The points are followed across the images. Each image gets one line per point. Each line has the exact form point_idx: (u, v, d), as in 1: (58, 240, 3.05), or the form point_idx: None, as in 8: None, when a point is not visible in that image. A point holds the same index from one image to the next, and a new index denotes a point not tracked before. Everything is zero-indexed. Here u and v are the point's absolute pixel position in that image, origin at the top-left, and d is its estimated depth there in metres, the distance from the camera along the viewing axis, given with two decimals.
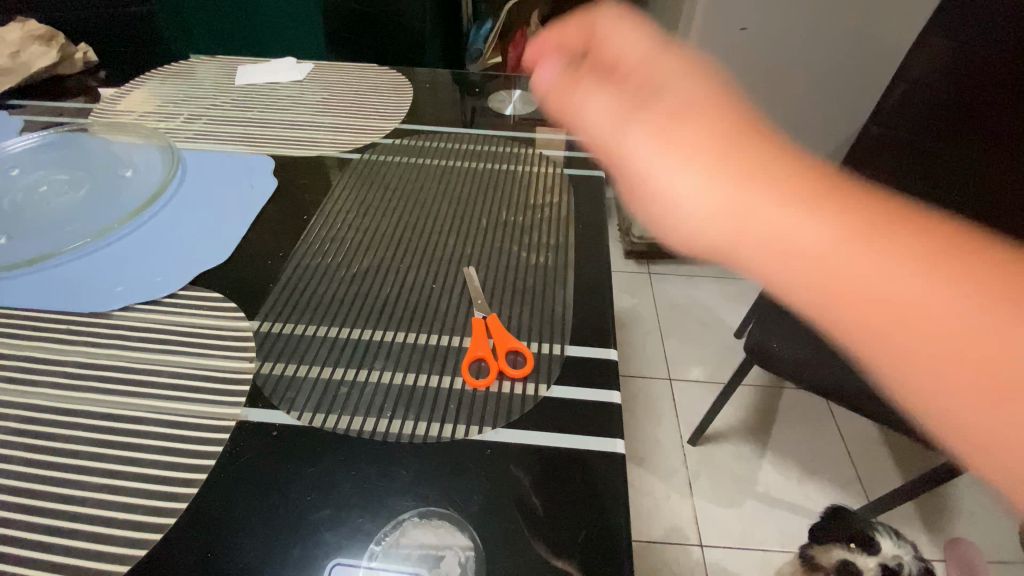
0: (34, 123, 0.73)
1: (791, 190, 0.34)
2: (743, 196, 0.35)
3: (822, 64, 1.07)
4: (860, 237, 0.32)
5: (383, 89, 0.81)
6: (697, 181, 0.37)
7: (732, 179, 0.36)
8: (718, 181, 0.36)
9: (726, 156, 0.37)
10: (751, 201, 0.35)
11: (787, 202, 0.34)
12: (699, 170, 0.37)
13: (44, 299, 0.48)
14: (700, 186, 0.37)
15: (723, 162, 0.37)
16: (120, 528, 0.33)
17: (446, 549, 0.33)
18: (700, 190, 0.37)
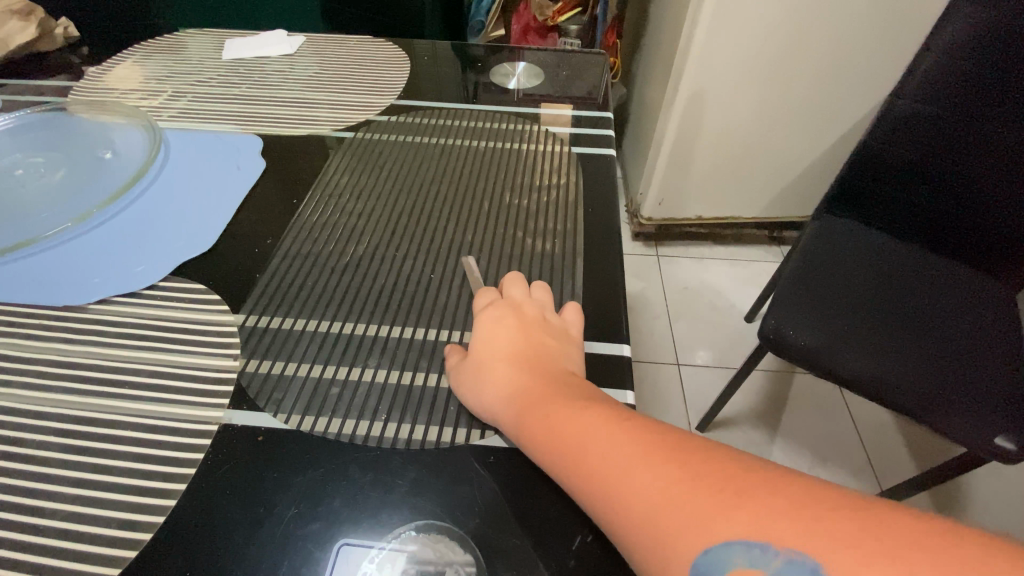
0: (12, 102, 0.69)
1: (542, 418, 0.33)
2: (515, 419, 0.34)
3: (844, 33, 1.01)
4: (605, 466, 0.29)
5: (379, 63, 0.76)
6: (480, 395, 0.36)
7: (505, 395, 0.35)
8: (500, 400, 0.35)
9: (501, 371, 0.37)
10: (517, 431, 0.33)
11: (539, 430, 0.33)
12: (475, 381, 0.37)
13: (18, 292, 0.45)
14: (478, 401, 0.36)
15: (503, 371, 0.36)
16: (93, 545, 0.30)
17: (446, 568, 0.30)
18: (485, 405, 0.36)
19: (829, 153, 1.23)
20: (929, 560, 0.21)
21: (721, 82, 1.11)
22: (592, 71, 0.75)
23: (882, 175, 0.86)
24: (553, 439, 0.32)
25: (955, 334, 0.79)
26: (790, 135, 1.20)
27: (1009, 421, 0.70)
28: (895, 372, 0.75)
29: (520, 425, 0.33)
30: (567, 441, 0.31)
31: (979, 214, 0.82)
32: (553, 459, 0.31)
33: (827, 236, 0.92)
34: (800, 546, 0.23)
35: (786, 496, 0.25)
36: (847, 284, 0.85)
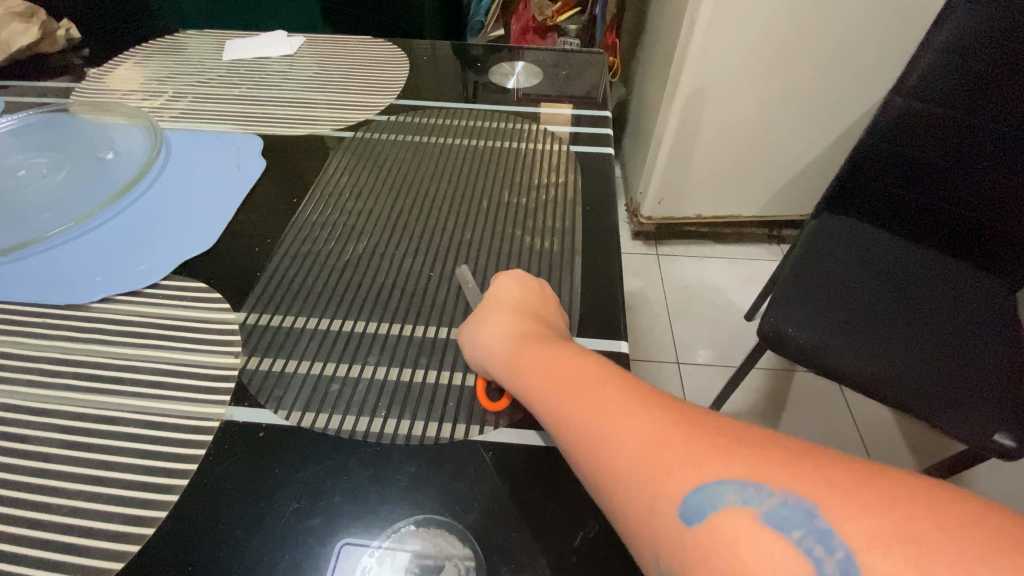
0: (15, 103, 0.70)
1: (543, 358, 0.35)
2: (516, 356, 0.36)
3: (842, 32, 1.01)
4: (601, 403, 0.30)
5: (379, 63, 0.76)
6: (489, 334, 0.38)
7: (512, 335, 0.37)
8: (507, 338, 0.37)
9: (510, 316, 0.39)
10: (517, 366, 0.35)
11: (539, 368, 0.34)
12: (487, 321, 0.39)
13: (22, 291, 0.45)
14: (487, 339, 0.38)
15: (503, 318, 0.39)
16: (97, 539, 0.31)
17: (445, 560, 0.30)
18: (493, 345, 0.37)
19: (828, 152, 1.23)
20: (929, 509, 0.21)
21: (720, 80, 1.11)
22: (592, 70, 0.75)
23: (881, 173, 0.86)
24: (552, 376, 0.33)
25: (952, 331, 0.79)
26: (789, 134, 1.20)
27: (1006, 417, 0.70)
28: (893, 369, 0.75)
29: (522, 360, 0.35)
30: (566, 380, 0.32)
31: (979, 212, 0.82)
32: (550, 393, 0.32)
33: (826, 233, 0.92)
34: (799, 491, 0.23)
35: (781, 451, 0.25)
36: (845, 282, 0.85)
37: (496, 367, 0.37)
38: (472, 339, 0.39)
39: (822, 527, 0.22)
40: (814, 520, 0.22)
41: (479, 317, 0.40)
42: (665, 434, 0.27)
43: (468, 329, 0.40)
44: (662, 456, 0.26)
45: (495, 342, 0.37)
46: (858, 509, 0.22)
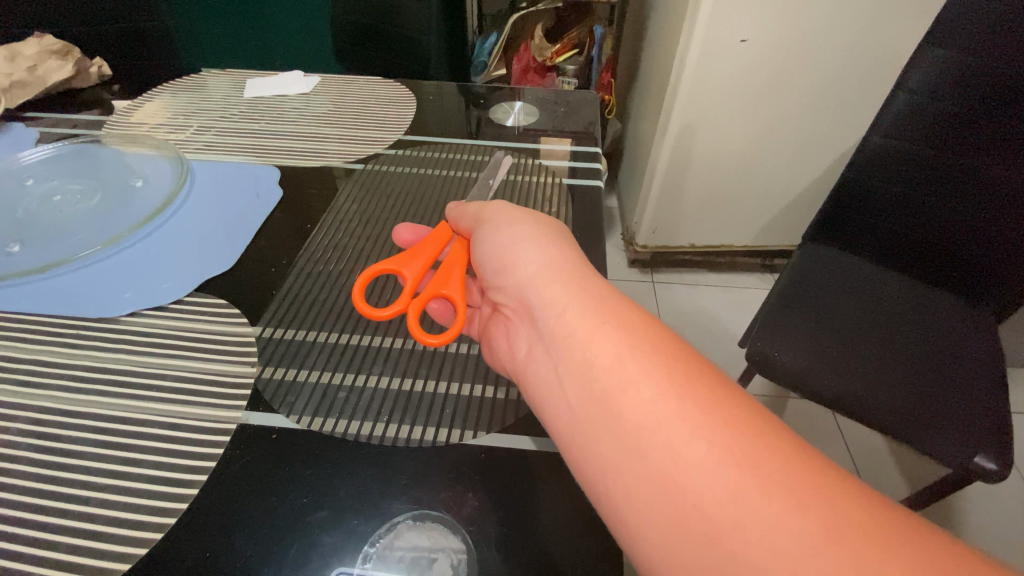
0: (50, 134, 0.75)
1: (610, 311, 0.36)
2: (582, 297, 0.37)
3: (822, 74, 1.08)
4: (671, 372, 0.32)
5: (389, 101, 0.82)
6: (549, 272, 0.39)
7: (580, 276, 0.39)
8: (567, 272, 0.39)
9: (574, 259, 0.41)
10: (586, 304, 0.36)
11: (608, 315, 0.35)
12: (551, 256, 0.41)
13: (56, 305, 0.49)
14: (546, 296, 0.38)
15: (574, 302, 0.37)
16: (123, 528, 0.34)
17: (438, 552, 0.33)
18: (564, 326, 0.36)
19: (816, 185, 1.28)
20: None
21: (709, 117, 1.18)
22: (587, 109, 0.81)
23: (860, 205, 0.91)
24: (622, 327, 0.34)
25: (933, 359, 0.82)
26: (776, 168, 1.26)
27: (987, 440, 0.72)
28: (875, 392, 0.78)
29: (590, 301, 0.37)
30: (635, 335, 0.34)
31: (955, 243, 0.86)
32: (617, 337, 0.34)
33: (810, 262, 0.96)
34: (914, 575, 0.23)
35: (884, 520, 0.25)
36: (829, 308, 0.89)
37: (556, 296, 0.38)
38: (523, 258, 0.41)
39: None
40: None
41: (543, 248, 0.42)
42: (735, 423, 0.29)
43: (529, 253, 0.41)
44: (734, 444, 0.28)
45: (556, 273, 0.39)
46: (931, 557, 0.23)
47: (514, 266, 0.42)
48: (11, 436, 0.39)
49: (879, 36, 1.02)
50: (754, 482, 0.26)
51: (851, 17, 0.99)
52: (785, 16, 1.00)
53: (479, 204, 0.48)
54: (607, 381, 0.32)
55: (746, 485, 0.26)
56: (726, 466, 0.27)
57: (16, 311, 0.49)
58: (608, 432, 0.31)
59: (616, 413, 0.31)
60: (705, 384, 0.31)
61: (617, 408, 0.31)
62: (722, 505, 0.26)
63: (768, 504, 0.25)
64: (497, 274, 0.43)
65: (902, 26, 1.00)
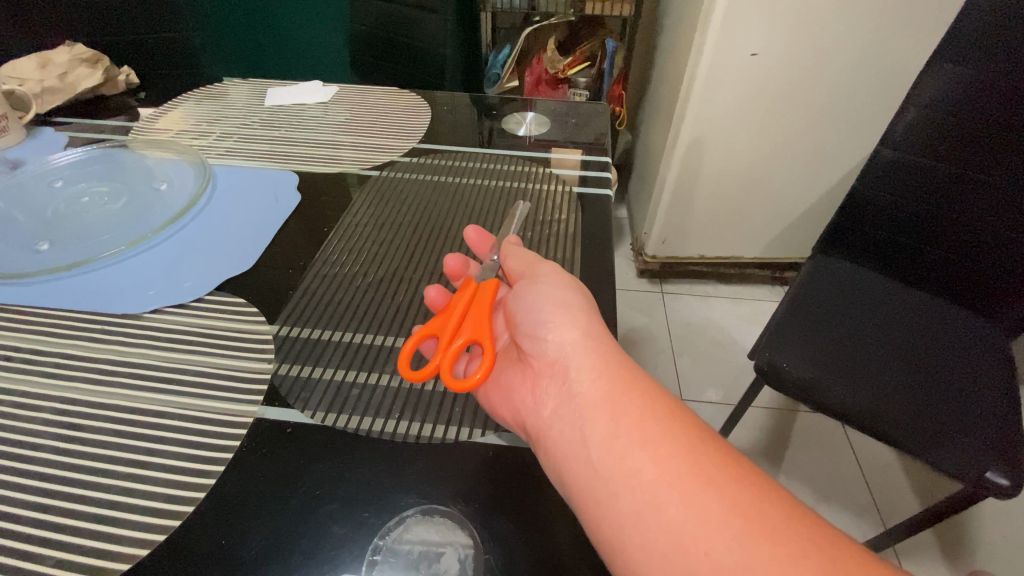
0: (78, 139, 0.78)
1: (628, 380, 0.40)
2: (607, 365, 0.41)
3: (833, 88, 1.09)
4: (685, 439, 0.36)
5: (405, 111, 0.85)
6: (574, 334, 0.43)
7: (606, 345, 0.42)
8: (595, 342, 0.42)
9: (601, 326, 0.43)
10: (610, 373, 0.40)
11: (629, 385, 0.39)
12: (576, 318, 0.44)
13: (83, 301, 0.51)
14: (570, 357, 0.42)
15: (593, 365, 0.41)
16: (143, 515, 0.35)
17: (446, 546, 0.34)
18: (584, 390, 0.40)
19: (827, 198, 1.28)
20: None
21: (719, 131, 1.19)
22: (598, 120, 0.82)
23: (869, 218, 0.91)
24: (641, 398, 0.38)
25: (949, 380, 0.80)
26: (786, 183, 1.26)
27: (999, 456, 0.71)
28: (888, 408, 0.77)
29: (615, 370, 0.40)
30: (655, 406, 0.38)
31: (969, 258, 0.85)
32: (638, 406, 0.38)
33: (820, 274, 0.96)
34: None
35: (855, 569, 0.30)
36: (839, 322, 0.89)
37: (584, 365, 0.41)
38: (557, 326, 0.43)
39: None
40: None
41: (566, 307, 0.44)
42: (742, 486, 0.33)
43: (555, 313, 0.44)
44: (741, 504, 0.32)
45: (585, 342, 0.42)
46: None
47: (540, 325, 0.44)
48: (36, 425, 0.40)
49: (890, 50, 1.02)
50: (761, 539, 0.30)
51: (861, 31, 1.00)
52: (796, 31, 1.02)
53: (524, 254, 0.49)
54: (631, 444, 0.36)
55: (755, 541, 0.30)
56: (736, 519, 0.32)
57: (44, 306, 0.51)
58: (631, 487, 0.34)
59: (640, 476, 0.35)
60: (715, 450, 0.36)
61: (640, 468, 0.35)
62: (736, 557, 0.30)
63: (774, 557, 0.30)
64: (533, 334, 0.44)
65: (912, 41, 1.01)
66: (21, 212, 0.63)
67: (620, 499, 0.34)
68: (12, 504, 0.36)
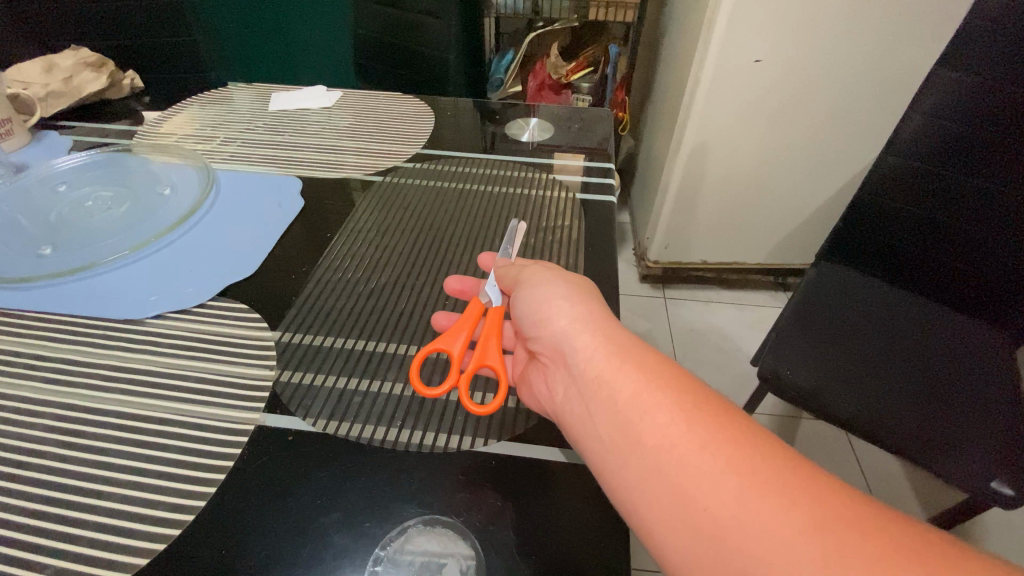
0: (82, 142, 0.78)
1: (629, 352, 0.38)
2: (606, 339, 0.39)
3: (837, 95, 1.09)
4: (688, 401, 0.34)
5: (408, 116, 0.85)
6: (571, 313, 0.41)
7: (607, 322, 0.41)
8: (597, 320, 0.41)
9: (602, 308, 0.42)
10: (608, 347, 0.38)
11: (629, 355, 0.38)
12: (573, 299, 0.43)
13: (85, 306, 0.51)
14: (569, 335, 0.40)
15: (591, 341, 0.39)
16: (143, 523, 0.35)
17: (448, 557, 0.33)
18: (584, 367, 0.38)
19: (830, 204, 1.27)
20: None
21: (722, 136, 1.19)
22: (601, 126, 0.82)
23: (873, 226, 0.91)
24: (643, 366, 0.36)
25: (950, 387, 0.80)
26: (789, 188, 1.26)
27: (1005, 465, 0.71)
28: (892, 415, 0.77)
29: (614, 342, 0.39)
30: (657, 373, 0.36)
31: (974, 265, 0.84)
32: (638, 373, 0.36)
33: (823, 281, 0.96)
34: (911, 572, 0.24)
35: (885, 529, 0.27)
36: (842, 328, 0.88)
37: (584, 340, 0.39)
38: (556, 314, 0.42)
39: None
40: None
41: (565, 291, 0.43)
42: (750, 443, 0.31)
43: (553, 296, 0.43)
44: (753, 465, 0.30)
45: (585, 319, 0.41)
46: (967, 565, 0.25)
47: (539, 309, 0.43)
48: (36, 431, 0.40)
49: (893, 58, 1.02)
50: (773, 494, 0.28)
51: (864, 38, 1.00)
52: (799, 37, 1.01)
53: (518, 267, 0.48)
54: (634, 415, 0.34)
55: (764, 497, 0.28)
56: (749, 480, 0.29)
57: (46, 311, 0.51)
58: (636, 460, 0.32)
59: (645, 446, 0.33)
60: (724, 414, 0.33)
61: (645, 437, 0.33)
62: (750, 520, 0.28)
63: (784, 511, 0.27)
64: (536, 320, 0.43)
65: (916, 49, 1.01)
66: (25, 216, 0.63)
67: (626, 474, 0.32)
68: (11, 511, 0.36)
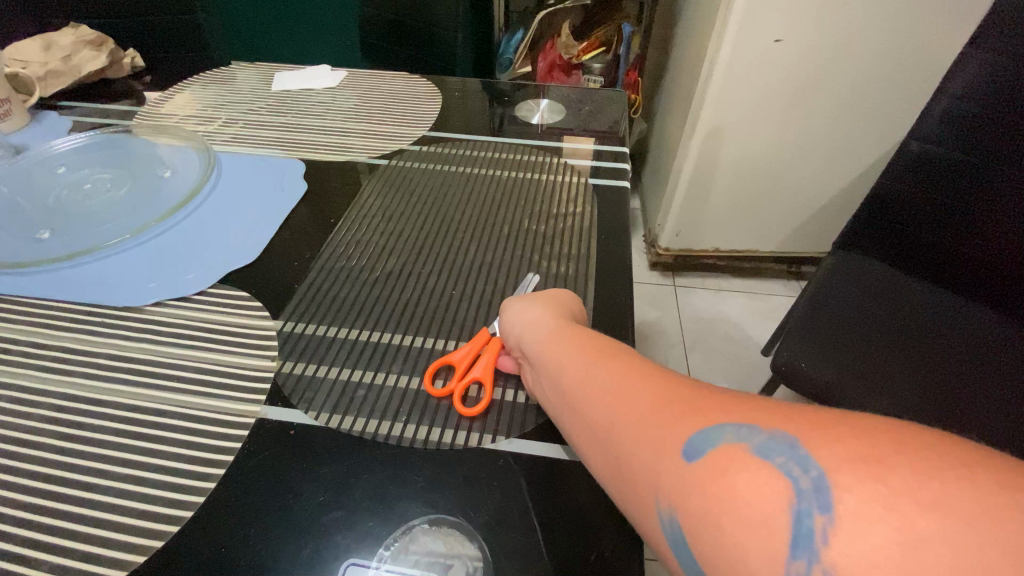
0: (81, 123, 0.76)
1: (571, 337, 0.38)
2: (552, 330, 0.40)
3: (858, 76, 1.04)
4: (610, 367, 0.34)
5: (414, 97, 0.82)
6: (522, 315, 0.42)
7: (551, 315, 0.42)
8: (547, 313, 0.42)
9: (556, 305, 0.43)
10: (550, 337, 0.39)
11: (571, 340, 0.38)
12: (525, 303, 0.44)
13: (83, 293, 0.50)
14: (521, 332, 0.41)
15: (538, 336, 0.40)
16: (141, 520, 0.34)
17: (454, 558, 0.32)
18: (536, 361, 0.39)
19: (851, 189, 1.23)
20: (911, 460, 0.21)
21: (740, 118, 1.14)
22: (613, 107, 0.79)
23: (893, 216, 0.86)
24: (582, 347, 0.37)
25: (959, 372, 0.78)
26: (806, 171, 1.22)
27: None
28: (908, 408, 0.75)
29: (547, 327, 0.40)
30: (593, 350, 0.36)
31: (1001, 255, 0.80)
32: (572, 352, 0.37)
33: (840, 270, 0.92)
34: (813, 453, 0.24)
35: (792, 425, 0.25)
36: (857, 321, 0.85)
37: (530, 334, 0.41)
38: (515, 313, 0.43)
39: (800, 453, 0.24)
40: (795, 448, 0.24)
41: (521, 296, 0.45)
42: (655, 390, 0.31)
43: (510, 302, 0.45)
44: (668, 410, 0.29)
45: (531, 314, 0.42)
46: (777, 413, 0.26)
47: (500, 317, 0.45)
48: (32, 422, 0.39)
49: (919, 38, 0.98)
50: (668, 432, 0.28)
51: (889, 17, 0.96)
52: (821, 14, 0.97)
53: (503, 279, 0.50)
54: (573, 398, 0.35)
55: (664, 439, 0.28)
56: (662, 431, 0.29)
57: (43, 298, 0.50)
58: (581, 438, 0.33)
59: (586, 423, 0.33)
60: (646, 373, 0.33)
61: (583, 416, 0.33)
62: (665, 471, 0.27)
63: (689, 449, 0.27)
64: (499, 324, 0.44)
65: (944, 26, 0.96)
66: (24, 199, 0.61)
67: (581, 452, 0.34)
68: (6, 505, 0.35)
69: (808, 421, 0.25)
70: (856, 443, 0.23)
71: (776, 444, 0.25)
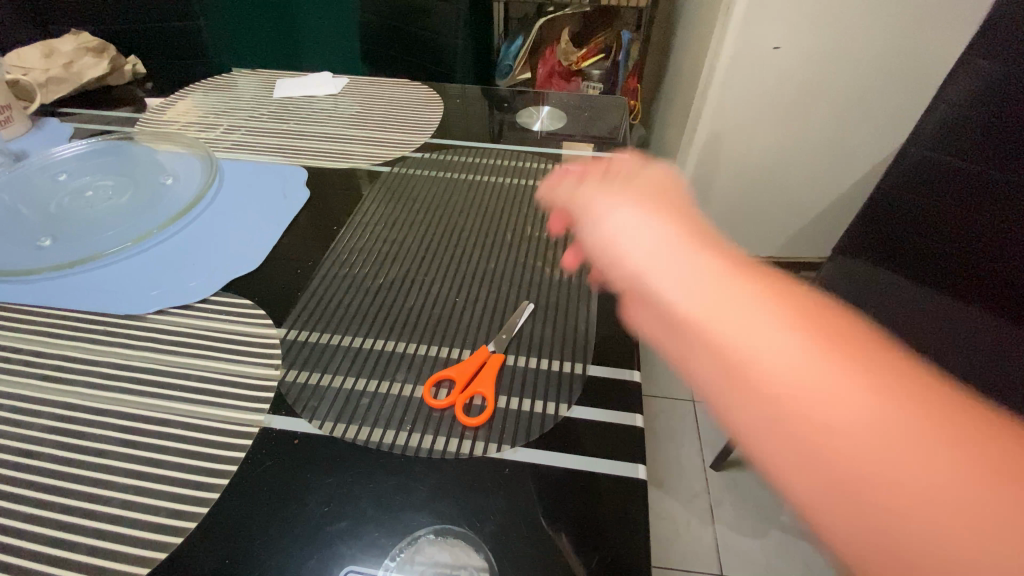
0: (83, 129, 0.76)
1: (676, 250, 0.35)
2: (654, 241, 0.36)
3: (856, 82, 1.05)
4: (725, 298, 0.31)
5: (415, 104, 0.82)
6: (620, 220, 0.39)
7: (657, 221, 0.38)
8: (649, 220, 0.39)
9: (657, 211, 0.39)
10: (654, 250, 0.36)
11: (676, 254, 0.35)
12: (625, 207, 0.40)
13: (85, 300, 0.49)
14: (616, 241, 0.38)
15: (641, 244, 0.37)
16: (144, 530, 0.33)
17: (460, 569, 0.32)
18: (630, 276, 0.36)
19: (849, 194, 1.24)
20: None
21: (740, 123, 1.15)
22: (613, 114, 0.80)
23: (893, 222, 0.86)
24: (691, 264, 0.34)
25: None
26: (805, 176, 1.22)
27: None
28: None
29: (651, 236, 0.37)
30: (702, 271, 0.33)
31: None
32: (679, 270, 0.34)
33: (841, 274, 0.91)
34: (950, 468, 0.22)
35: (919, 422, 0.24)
36: None
37: (630, 245, 0.37)
38: (614, 219, 0.40)
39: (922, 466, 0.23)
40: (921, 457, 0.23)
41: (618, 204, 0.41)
42: (772, 343, 0.28)
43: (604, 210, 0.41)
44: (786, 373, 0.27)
45: (634, 221, 0.39)
46: (904, 407, 0.24)
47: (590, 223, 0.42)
48: (34, 431, 0.39)
49: (915, 45, 0.99)
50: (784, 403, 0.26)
51: (885, 24, 0.97)
52: (818, 22, 0.98)
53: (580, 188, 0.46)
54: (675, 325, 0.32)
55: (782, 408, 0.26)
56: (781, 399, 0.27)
57: (44, 306, 0.49)
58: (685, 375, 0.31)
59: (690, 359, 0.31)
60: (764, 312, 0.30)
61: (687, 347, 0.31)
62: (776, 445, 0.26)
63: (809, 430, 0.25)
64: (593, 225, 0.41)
65: (939, 33, 0.97)
66: (26, 206, 0.61)
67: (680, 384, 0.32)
68: (8, 516, 0.34)
69: (938, 424, 0.23)
70: (982, 458, 0.22)
71: (911, 453, 0.23)
